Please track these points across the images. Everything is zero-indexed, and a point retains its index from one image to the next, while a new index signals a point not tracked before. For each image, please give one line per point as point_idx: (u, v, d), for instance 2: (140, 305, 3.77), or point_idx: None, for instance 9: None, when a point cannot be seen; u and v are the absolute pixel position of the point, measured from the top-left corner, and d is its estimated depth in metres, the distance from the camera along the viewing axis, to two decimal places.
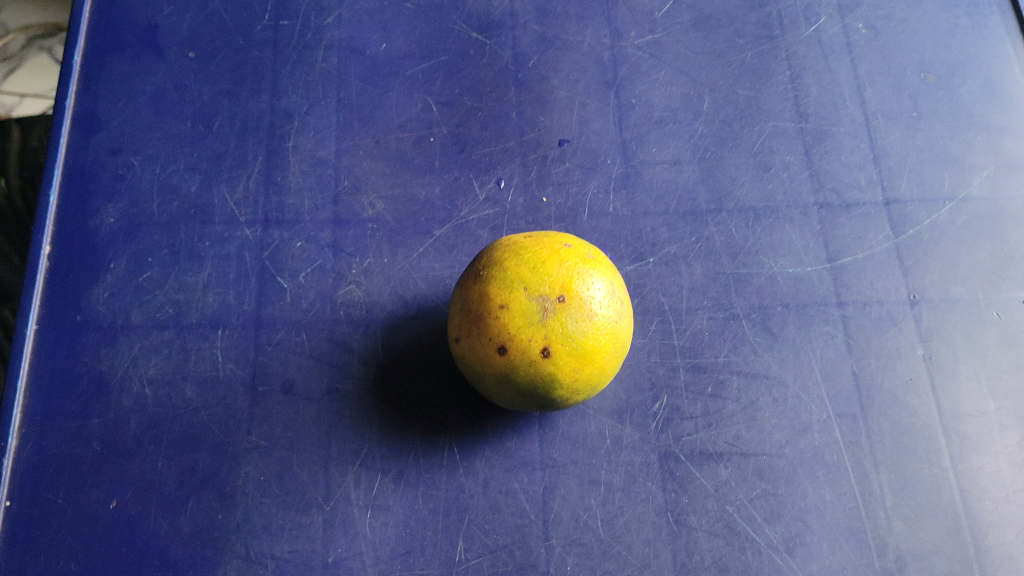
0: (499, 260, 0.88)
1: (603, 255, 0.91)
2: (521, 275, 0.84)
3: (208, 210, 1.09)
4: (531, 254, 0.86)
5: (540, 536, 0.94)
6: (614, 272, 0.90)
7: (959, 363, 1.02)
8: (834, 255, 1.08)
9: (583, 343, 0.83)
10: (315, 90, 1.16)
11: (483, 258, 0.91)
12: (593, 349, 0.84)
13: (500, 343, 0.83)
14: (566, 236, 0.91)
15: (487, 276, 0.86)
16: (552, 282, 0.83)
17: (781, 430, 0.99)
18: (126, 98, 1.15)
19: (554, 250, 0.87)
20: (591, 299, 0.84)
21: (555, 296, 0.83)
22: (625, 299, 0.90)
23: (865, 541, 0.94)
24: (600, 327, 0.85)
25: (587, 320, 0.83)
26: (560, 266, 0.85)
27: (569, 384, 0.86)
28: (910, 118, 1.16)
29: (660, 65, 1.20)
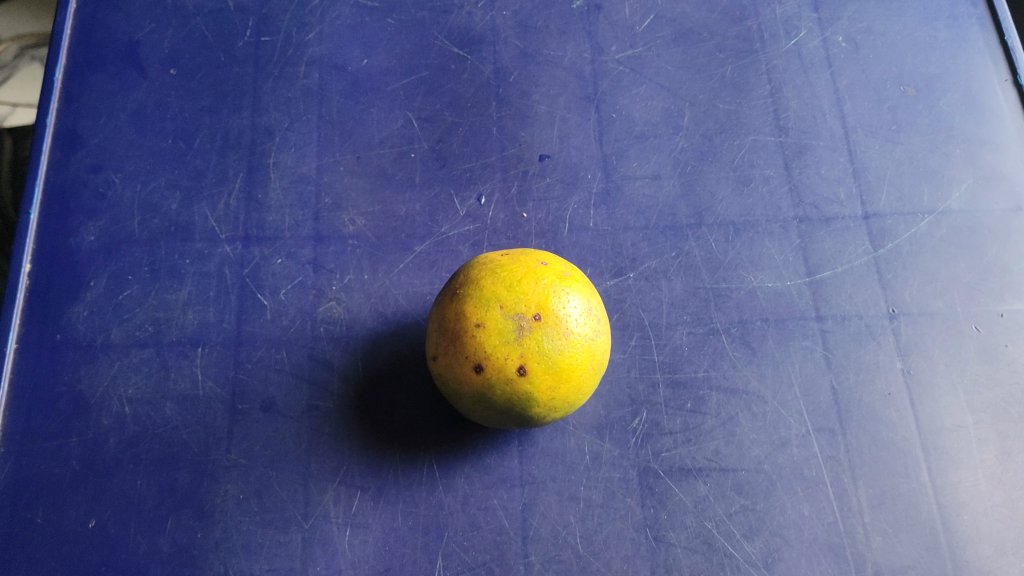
0: (476, 278, 0.88)
1: (580, 272, 0.92)
2: (497, 293, 0.84)
3: (189, 227, 1.09)
4: (507, 273, 0.87)
5: (518, 553, 0.94)
6: (590, 289, 0.91)
7: (937, 377, 1.03)
8: (813, 269, 1.08)
9: (559, 361, 0.83)
10: (296, 106, 1.17)
11: (461, 276, 0.91)
12: (569, 367, 0.84)
13: (476, 361, 0.83)
14: (543, 254, 0.91)
15: (464, 294, 0.87)
16: (527, 300, 0.84)
17: (760, 445, 0.99)
18: (107, 116, 1.15)
19: (530, 268, 0.88)
20: (567, 317, 0.84)
21: (531, 314, 0.83)
22: (601, 316, 0.90)
23: (843, 556, 0.94)
24: (577, 344, 0.85)
25: (564, 338, 0.83)
26: (536, 285, 0.85)
27: (546, 402, 0.86)
28: (889, 131, 1.17)
29: (641, 79, 1.20)
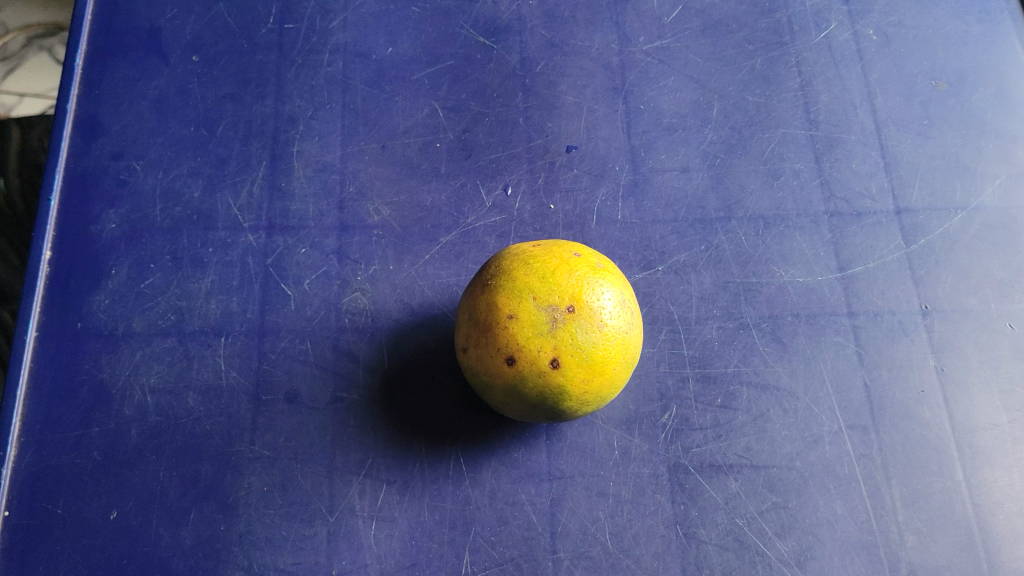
0: (508, 269, 0.86)
1: (613, 264, 0.90)
2: (530, 284, 0.83)
3: (211, 216, 1.07)
4: (540, 263, 0.85)
5: (547, 549, 0.92)
6: (624, 281, 0.89)
7: (971, 374, 1.01)
8: (845, 264, 1.07)
9: (593, 353, 0.82)
10: (320, 95, 1.15)
11: (492, 267, 0.89)
12: (602, 360, 0.83)
13: (508, 353, 0.82)
14: (576, 245, 0.90)
15: (496, 285, 0.85)
16: (561, 291, 0.82)
17: (791, 441, 0.98)
18: (129, 102, 1.13)
19: (563, 258, 0.86)
20: (600, 309, 0.83)
21: (564, 306, 0.81)
22: (635, 308, 0.89)
23: (877, 555, 0.93)
24: (610, 336, 0.83)
25: (597, 330, 0.82)
26: (569, 276, 0.84)
27: (578, 395, 0.84)
28: (921, 125, 1.15)
29: (669, 71, 1.19)
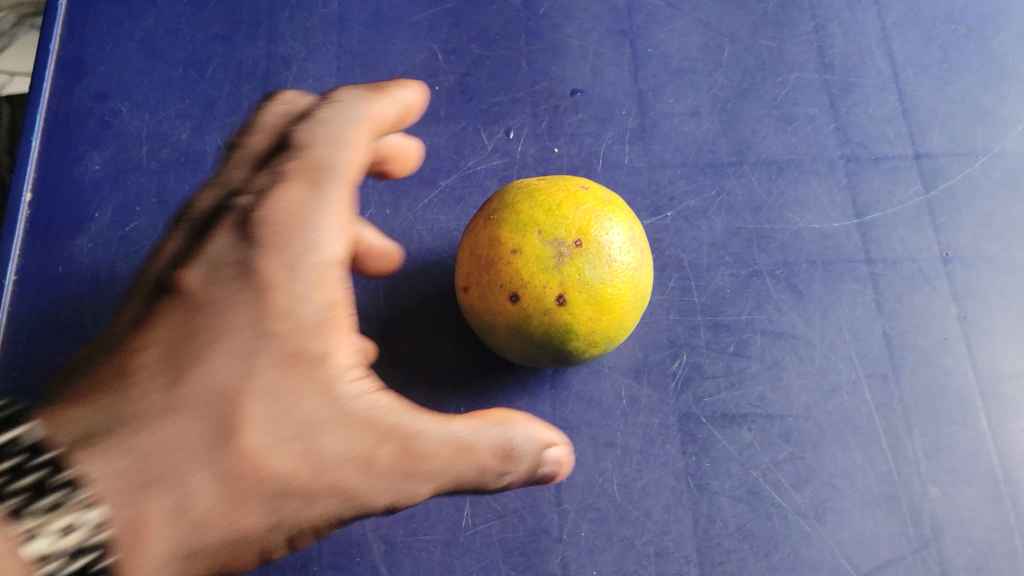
0: (511, 202, 0.81)
1: (622, 200, 0.85)
2: (534, 217, 0.78)
3: (200, 159, 1.02)
4: (545, 196, 0.80)
5: (552, 501, 0.88)
6: (633, 218, 0.84)
7: (995, 323, 0.97)
8: (862, 210, 1.02)
9: (601, 290, 0.76)
10: (314, 36, 1.10)
11: (493, 201, 0.84)
12: (611, 298, 0.77)
13: (511, 291, 0.76)
14: (583, 179, 0.84)
15: (499, 220, 0.80)
16: (567, 225, 0.77)
17: (808, 391, 0.93)
18: (114, 43, 1.08)
19: (569, 192, 0.81)
20: (609, 244, 0.77)
21: (571, 240, 0.76)
22: (645, 247, 0.83)
23: (898, 507, 0.88)
24: (619, 274, 0.78)
25: (606, 267, 0.77)
26: (576, 209, 0.79)
27: (585, 336, 0.78)
28: (940, 70, 1.11)
29: (678, 14, 1.14)
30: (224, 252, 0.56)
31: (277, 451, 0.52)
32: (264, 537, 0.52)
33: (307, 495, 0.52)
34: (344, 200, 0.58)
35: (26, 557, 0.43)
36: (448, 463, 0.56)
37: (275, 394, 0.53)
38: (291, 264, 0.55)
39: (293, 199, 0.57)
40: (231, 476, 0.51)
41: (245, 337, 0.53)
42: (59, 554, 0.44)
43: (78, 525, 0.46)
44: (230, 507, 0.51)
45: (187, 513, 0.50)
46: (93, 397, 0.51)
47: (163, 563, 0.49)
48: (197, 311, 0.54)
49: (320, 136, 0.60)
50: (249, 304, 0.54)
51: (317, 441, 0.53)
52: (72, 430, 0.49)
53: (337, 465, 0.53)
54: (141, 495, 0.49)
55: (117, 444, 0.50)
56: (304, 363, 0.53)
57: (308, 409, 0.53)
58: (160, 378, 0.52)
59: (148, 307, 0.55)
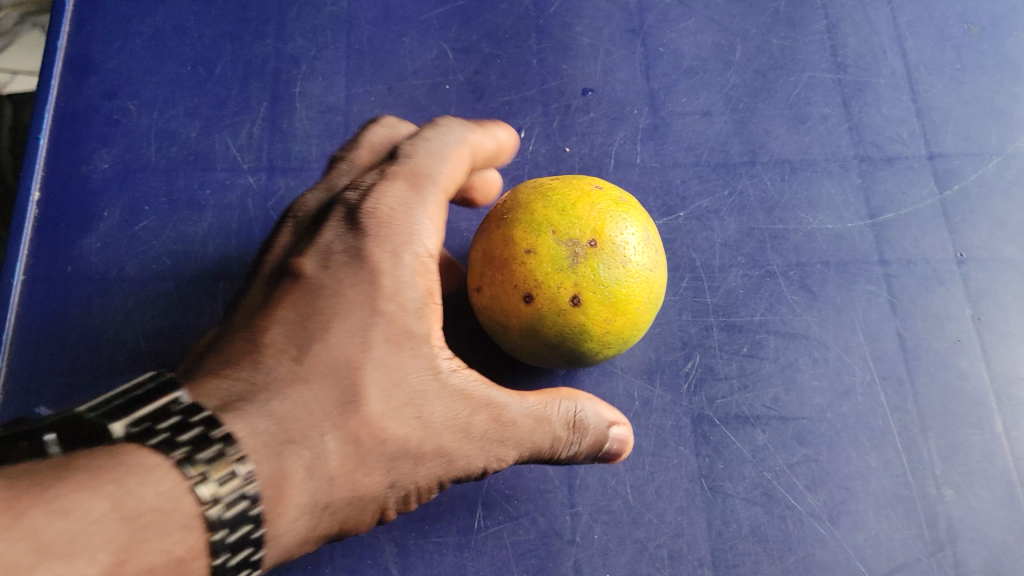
0: (525, 201, 0.80)
1: (635, 200, 0.84)
2: (549, 216, 0.76)
3: (209, 157, 1.02)
4: (559, 195, 0.78)
5: (565, 503, 0.87)
6: (647, 219, 0.83)
7: (1010, 324, 0.96)
8: (876, 211, 1.02)
9: (616, 290, 0.75)
10: (323, 34, 1.09)
11: (506, 200, 0.82)
12: (626, 299, 0.76)
13: (525, 291, 0.75)
14: (596, 179, 0.83)
15: (512, 219, 0.78)
16: (582, 225, 0.76)
17: (822, 393, 0.92)
18: (123, 40, 1.08)
19: (583, 192, 0.80)
20: (624, 244, 0.76)
21: (586, 240, 0.75)
22: (660, 248, 0.82)
23: (914, 510, 0.88)
24: (634, 274, 0.77)
25: (621, 267, 0.75)
26: (591, 209, 0.77)
27: (599, 338, 0.77)
28: (954, 70, 1.10)
29: (690, 13, 1.13)
30: (337, 243, 0.62)
31: (394, 417, 0.58)
32: (377, 494, 0.58)
33: (419, 456, 0.59)
34: (438, 204, 0.67)
35: (204, 497, 0.46)
36: (528, 431, 0.65)
37: (391, 366, 0.59)
38: (397, 253, 0.62)
39: (403, 196, 0.65)
40: (356, 439, 0.56)
41: (366, 313, 0.59)
42: (228, 497, 0.47)
43: (237, 475, 0.48)
44: (355, 465, 0.56)
45: (320, 469, 0.54)
46: (232, 368, 0.55)
47: (298, 516, 0.53)
48: (318, 292, 0.60)
49: (423, 149, 0.69)
50: (364, 285, 0.60)
51: (426, 408, 0.60)
52: (213, 396, 0.53)
53: (443, 430, 0.60)
54: (282, 452, 0.52)
55: (255, 408, 0.53)
56: (414, 340, 0.61)
57: (417, 380, 0.60)
58: (288, 353, 0.57)
59: (268, 293, 0.61)
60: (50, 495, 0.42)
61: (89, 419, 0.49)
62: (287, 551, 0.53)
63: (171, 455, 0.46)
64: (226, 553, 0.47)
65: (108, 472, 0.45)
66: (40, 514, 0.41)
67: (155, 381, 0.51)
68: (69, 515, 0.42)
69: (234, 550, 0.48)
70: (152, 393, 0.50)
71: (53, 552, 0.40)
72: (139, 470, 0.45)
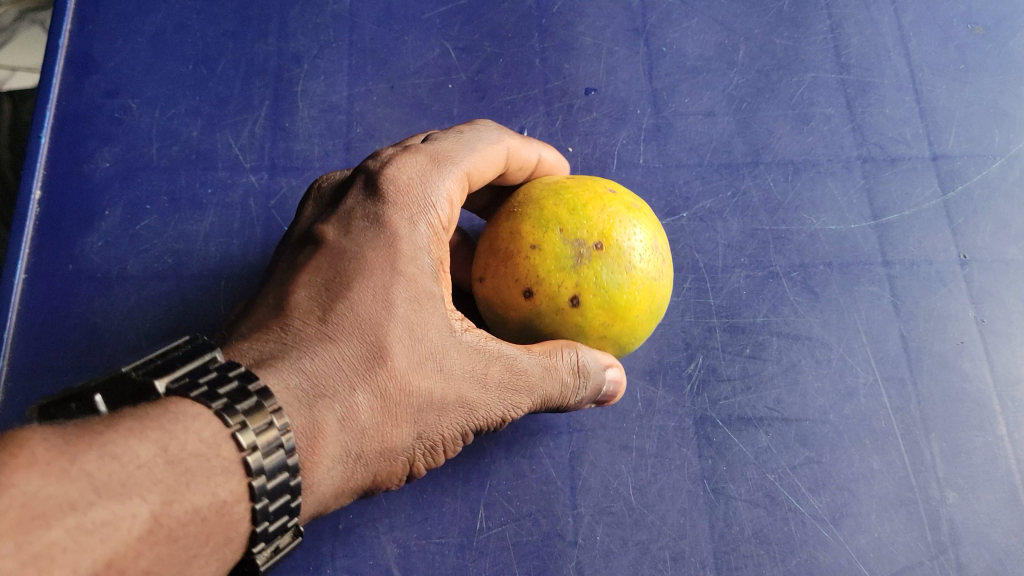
0: (534, 197, 0.77)
1: (648, 208, 0.81)
2: (558, 214, 0.74)
3: (211, 156, 1.01)
4: (571, 194, 0.76)
5: (567, 504, 0.87)
6: (658, 228, 0.80)
7: (1013, 326, 0.96)
8: (879, 212, 1.01)
9: (616, 295, 0.73)
10: (326, 33, 1.09)
11: (515, 193, 0.80)
12: (627, 307, 0.74)
13: (525, 286, 0.73)
14: (611, 182, 0.81)
15: (519, 213, 0.76)
16: (590, 226, 0.73)
17: (825, 394, 0.92)
18: (124, 38, 1.07)
19: (596, 193, 0.77)
20: (631, 250, 0.74)
21: (592, 242, 0.73)
22: (668, 259, 0.80)
23: (916, 512, 0.88)
24: (637, 281, 0.74)
25: (625, 273, 0.73)
26: (601, 212, 0.75)
27: (594, 340, 0.75)
28: (957, 70, 1.10)
29: (692, 13, 1.13)
30: (357, 209, 0.64)
31: (417, 372, 0.60)
32: (405, 446, 0.61)
33: (442, 407, 0.62)
34: (456, 179, 0.68)
35: (244, 444, 0.48)
36: (539, 381, 0.68)
37: (411, 324, 0.60)
38: (416, 221, 0.64)
39: (421, 168, 0.67)
40: (382, 394, 0.58)
41: (387, 274, 0.60)
42: (266, 445, 0.49)
43: (277, 425, 0.50)
44: (383, 418, 0.58)
45: (351, 422, 0.56)
46: (261, 332, 0.57)
47: (332, 465, 0.55)
48: (340, 255, 0.61)
49: (445, 137, 0.72)
50: (384, 249, 0.61)
51: (446, 363, 0.61)
52: (248, 357, 0.56)
53: (462, 383, 0.62)
54: (315, 406, 0.55)
55: (284, 368, 0.55)
56: (432, 299, 0.62)
57: (437, 336, 0.61)
58: (314, 314, 0.58)
59: (293, 261, 0.63)
60: (100, 442, 0.43)
61: (130, 378, 0.51)
62: (324, 499, 0.56)
63: (213, 406, 0.49)
64: (266, 498, 0.50)
65: (152, 422, 0.46)
66: (94, 457, 0.42)
67: (192, 345, 0.53)
68: (119, 459, 0.43)
69: (273, 496, 0.50)
70: (190, 353, 0.52)
71: (105, 491, 0.42)
72: (182, 418, 0.47)
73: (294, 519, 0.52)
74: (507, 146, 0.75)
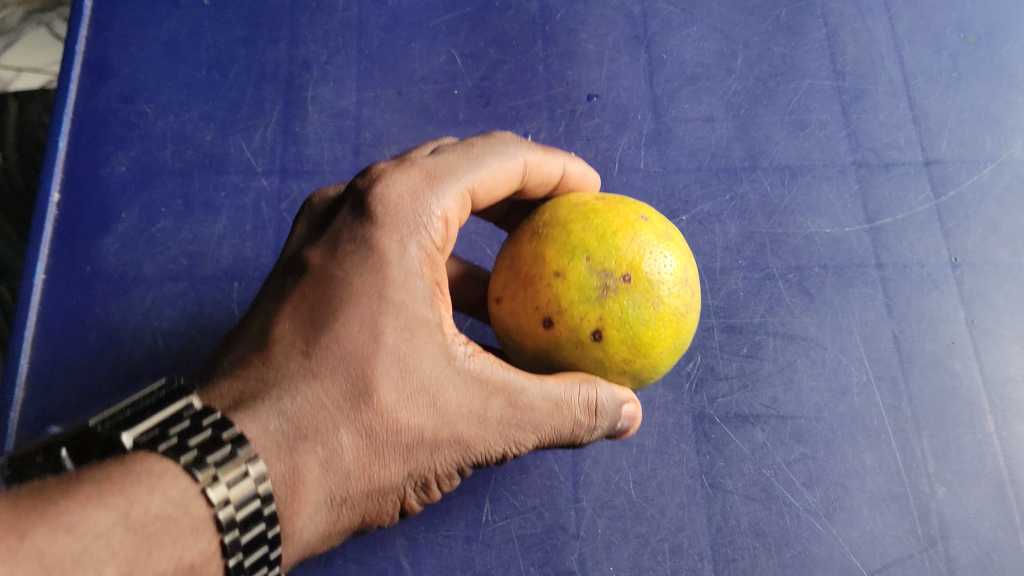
0: (561, 217, 0.69)
1: (683, 237, 0.72)
2: (586, 239, 0.66)
3: (224, 160, 1.04)
4: (600, 219, 0.67)
5: (570, 498, 0.90)
6: (692, 259, 0.71)
7: (1002, 328, 0.99)
8: (873, 216, 1.04)
9: (643, 334, 0.64)
10: (335, 40, 1.12)
11: (540, 210, 0.72)
12: (652, 346, 0.66)
13: (544, 314, 0.65)
14: (647, 206, 0.72)
15: (543, 232, 0.68)
16: (620, 256, 0.65)
17: (819, 393, 0.95)
18: (139, 45, 1.10)
19: (628, 218, 0.68)
20: (661, 285, 0.65)
21: (620, 274, 0.64)
22: (698, 293, 0.71)
23: (907, 507, 0.91)
24: (666, 320, 0.66)
25: (653, 310, 0.65)
26: (632, 240, 0.66)
27: (614, 376, 0.68)
28: (950, 78, 1.13)
29: (692, 21, 1.16)
30: (346, 231, 0.61)
31: (406, 408, 0.56)
32: (395, 485, 0.58)
33: (434, 445, 0.58)
34: (455, 195, 0.65)
35: (214, 500, 0.46)
36: (546, 416, 0.63)
37: (400, 356, 0.57)
38: (406, 242, 0.60)
39: (416, 184, 0.64)
40: (368, 432, 0.55)
41: (374, 302, 0.57)
42: (240, 498, 0.47)
43: (252, 475, 0.48)
44: (369, 457, 0.55)
45: (335, 464, 0.54)
46: (243, 367, 0.55)
47: (315, 512, 0.54)
48: (326, 282, 0.58)
49: (447, 149, 0.69)
50: (372, 274, 0.58)
51: (439, 397, 0.58)
52: (228, 397, 0.54)
53: (459, 418, 0.59)
54: (295, 450, 0.52)
55: (264, 407, 0.53)
56: (423, 327, 0.58)
57: (430, 367, 0.58)
58: (297, 347, 0.56)
59: (281, 287, 0.61)
60: (54, 513, 0.42)
61: (99, 431, 0.49)
62: (310, 545, 0.54)
63: (181, 460, 0.47)
64: (241, 552, 0.48)
65: (114, 484, 0.44)
66: (46, 531, 0.41)
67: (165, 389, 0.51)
68: (74, 531, 0.41)
69: (249, 550, 0.48)
70: (162, 400, 0.50)
71: (57, 569, 0.40)
72: (147, 477, 0.45)
73: (274, 570, 0.51)
74: (526, 161, 0.71)
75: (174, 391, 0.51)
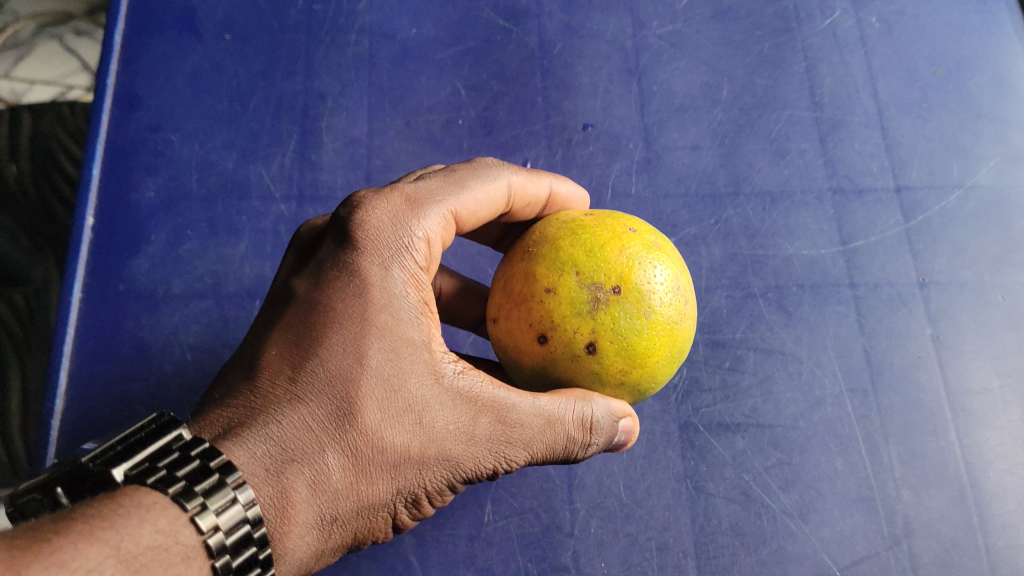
0: (553, 237, 0.76)
1: (671, 243, 0.79)
2: (575, 257, 0.72)
3: (245, 186, 1.13)
4: (588, 236, 0.74)
5: (564, 500, 0.98)
6: (681, 264, 0.78)
7: (966, 343, 1.07)
8: (847, 238, 1.12)
9: (635, 340, 0.70)
10: (347, 72, 1.20)
11: (532, 233, 0.79)
12: (647, 350, 0.72)
13: (540, 330, 0.72)
14: (633, 218, 0.78)
15: (536, 254, 0.75)
16: (608, 269, 0.71)
17: (795, 403, 1.03)
18: (165, 78, 1.18)
19: (615, 232, 0.75)
20: (650, 293, 0.72)
21: (610, 286, 0.71)
22: (691, 294, 0.77)
23: (875, 508, 0.99)
24: (658, 324, 0.72)
25: (644, 317, 0.71)
26: (619, 253, 0.73)
27: (611, 385, 0.74)
28: (920, 109, 1.21)
29: (681, 54, 1.24)
30: (330, 261, 0.67)
31: (393, 426, 0.63)
32: (384, 501, 0.65)
33: (421, 462, 0.65)
34: (438, 217, 0.72)
35: (204, 527, 0.52)
36: (537, 432, 0.70)
37: (383, 379, 0.63)
38: (389, 265, 0.67)
39: (399, 211, 0.70)
40: (353, 452, 0.62)
41: (358, 328, 0.64)
42: (227, 523, 0.53)
43: (242, 500, 0.54)
44: (356, 475, 0.62)
45: (324, 484, 0.61)
46: (234, 395, 0.62)
47: (306, 530, 0.60)
48: (313, 309, 0.65)
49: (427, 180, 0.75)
50: (356, 301, 0.65)
51: (426, 416, 0.64)
52: (219, 426, 0.61)
53: (447, 437, 0.65)
54: (284, 473, 0.59)
55: (256, 432, 0.60)
56: (405, 349, 0.65)
57: (416, 387, 0.64)
58: (284, 373, 0.62)
59: (271, 318, 0.67)
60: (48, 551, 0.46)
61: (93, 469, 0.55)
62: (304, 561, 0.61)
63: (170, 491, 0.52)
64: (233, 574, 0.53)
65: (106, 520, 0.49)
66: (41, 568, 0.45)
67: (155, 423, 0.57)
68: (67, 566, 0.46)
69: (241, 570, 0.54)
70: (153, 436, 0.56)
71: None
72: (137, 512, 0.51)
73: None
74: (509, 183, 0.80)
75: (163, 424, 0.57)
